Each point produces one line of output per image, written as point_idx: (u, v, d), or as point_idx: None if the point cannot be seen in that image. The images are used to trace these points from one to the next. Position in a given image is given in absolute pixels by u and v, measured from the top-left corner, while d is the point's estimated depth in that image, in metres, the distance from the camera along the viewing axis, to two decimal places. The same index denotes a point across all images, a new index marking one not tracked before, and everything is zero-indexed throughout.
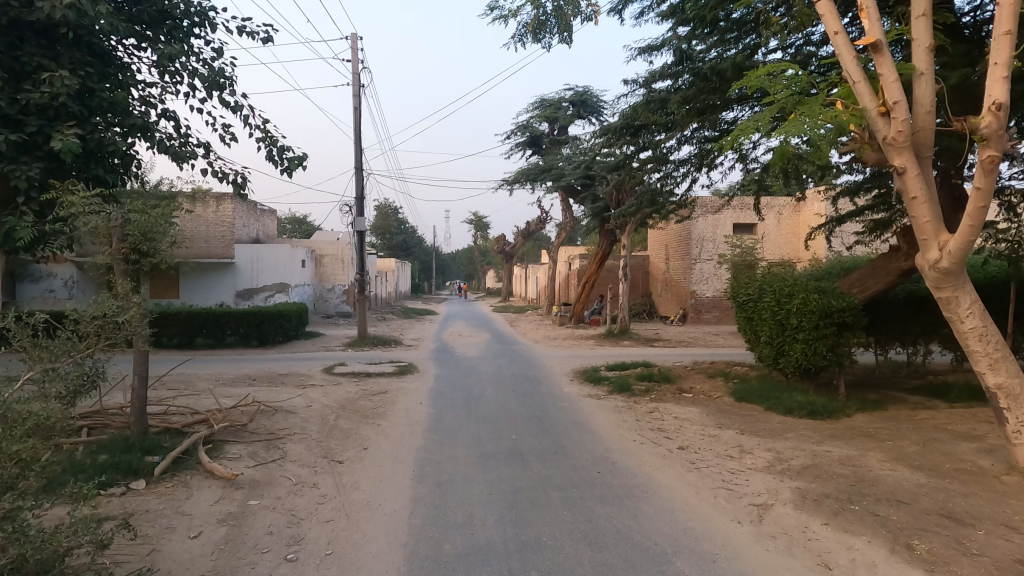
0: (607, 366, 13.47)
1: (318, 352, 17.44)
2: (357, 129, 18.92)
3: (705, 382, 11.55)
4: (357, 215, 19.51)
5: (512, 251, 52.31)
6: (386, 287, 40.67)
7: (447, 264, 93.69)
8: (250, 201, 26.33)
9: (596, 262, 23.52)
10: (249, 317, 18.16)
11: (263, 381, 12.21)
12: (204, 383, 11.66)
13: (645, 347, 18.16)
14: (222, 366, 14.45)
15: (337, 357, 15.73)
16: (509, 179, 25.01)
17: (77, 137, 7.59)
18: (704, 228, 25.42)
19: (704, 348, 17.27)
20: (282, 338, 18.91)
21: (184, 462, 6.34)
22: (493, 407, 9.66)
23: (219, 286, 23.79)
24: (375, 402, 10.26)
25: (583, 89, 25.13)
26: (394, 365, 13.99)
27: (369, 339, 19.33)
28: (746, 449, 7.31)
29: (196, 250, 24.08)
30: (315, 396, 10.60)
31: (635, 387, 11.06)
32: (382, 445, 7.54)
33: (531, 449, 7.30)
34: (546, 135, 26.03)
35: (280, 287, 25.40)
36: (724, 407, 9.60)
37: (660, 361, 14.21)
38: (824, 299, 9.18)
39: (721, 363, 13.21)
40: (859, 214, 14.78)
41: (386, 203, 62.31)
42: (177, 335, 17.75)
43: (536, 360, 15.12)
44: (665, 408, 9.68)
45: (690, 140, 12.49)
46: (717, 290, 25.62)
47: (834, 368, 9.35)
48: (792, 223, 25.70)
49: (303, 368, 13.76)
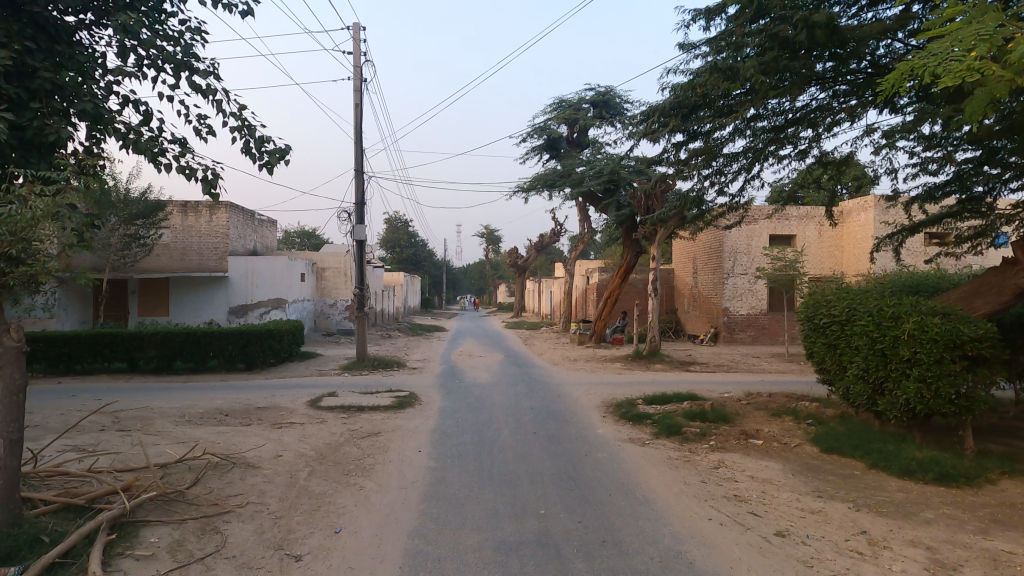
0: (645, 399, 11.31)
1: (310, 378, 15.42)
2: (358, 128, 17.11)
3: (774, 424, 9.31)
4: (357, 223, 17.60)
5: (524, 264, 50.28)
6: (393, 302, 38.76)
7: (458, 279, 91.98)
8: (248, 211, 24.60)
9: (621, 276, 21.40)
10: (235, 337, 16.17)
11: (235, 418, 10.21)
12: (162, 423, 9.62)
13: (681, 372, 15.94)
14: (198, 396, 12.44)
15: (329, 385, 13.72)
16: (524, 185, 23.03)
17: (10, 126, 5.78)
18: (737, 239, 23.30)
19: (751, 376, 14.99)
20: (272, 360, 16.98)
21: (61, 570, 4.27)
22: (511, 459, 7.50)
23: (211, 301, 22.01)
24: (363, 451, 8.12)
25: (605, 88, 23.33)
26: (393, 396, 11.90)
27: (368, 362, 17.32)
28: (877, 540, 5.14)
29: (188, 262, 22.35)
30: (290, 442, 8.50)
31: (688, 430, 8.87)
32: (362, 526, 5.46)
33: (569, 537, 5.14)
34: (565, 138, 23.98)
35: (277, 303, 23.55)
36: (811, 463, 7.41)
37: (707, 392, 12.00)
38: (948, 324, 7.05)
39: (782, 397, 11.02)
40: (935, 223, 12.54)
41: (395, 216, 60.78)
42: (154, 358, 15.83)
43: (559, 389, 12.97)
44: (733, 463, 7.48)
45: (745, 129, 10.51)
46: (752, 307, 23.40)
47: (960, 415, 7.15)
48: (835, 234, 23.47)
49: (286, 401, 11.69)
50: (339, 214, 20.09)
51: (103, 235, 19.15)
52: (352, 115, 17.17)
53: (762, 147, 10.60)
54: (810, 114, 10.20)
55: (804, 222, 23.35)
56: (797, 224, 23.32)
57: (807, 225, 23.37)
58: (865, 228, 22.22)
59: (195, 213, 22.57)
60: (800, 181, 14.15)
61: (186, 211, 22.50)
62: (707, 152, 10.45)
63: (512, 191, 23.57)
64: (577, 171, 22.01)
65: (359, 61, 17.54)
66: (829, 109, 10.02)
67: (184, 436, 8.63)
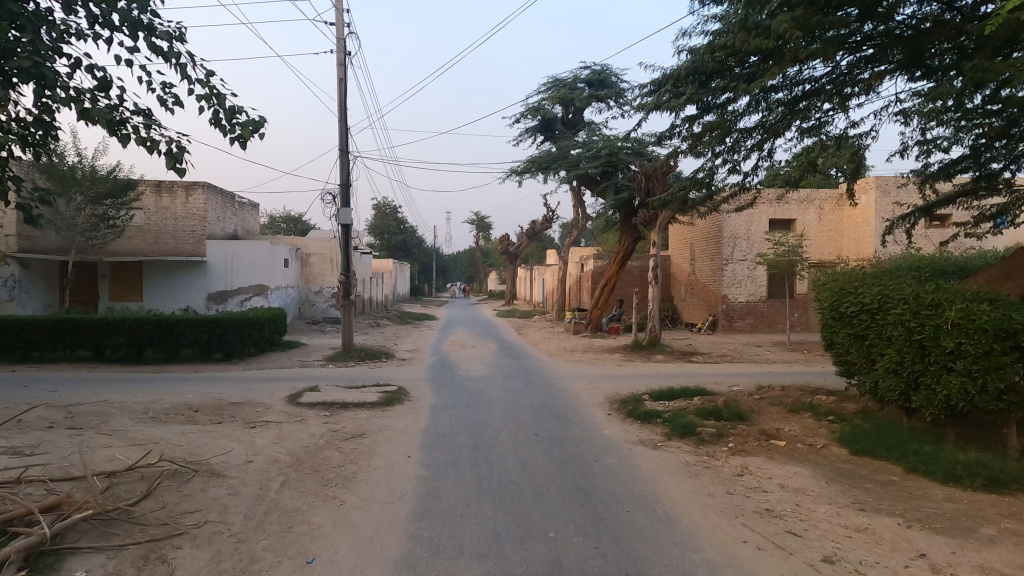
0: (651, 393, 10.54)
1: (291, 369, 14.49)
2: (342, 104, 16.07)
3: (794, 422, 8.56)
4: (341, 206, 16.61)
5: (515, 251, 49.41)
6: (381, 289, 37.71)
7: (448, 267, 90.94)
8: (227, 193, 23.44)
9: (617, 262, 20.59)
10: (210, 325, 15.17)
11: (204, 416, 9.30)
12: (120, 421, 8.66)
13: (682, 362, 15.22)
14: (166, 390, 11.49)
15: (311, 378, 12.83)
16: (517, 167, 22.07)
17: None
18: (736, 225, 22.54)
19: (757, 367, 14.28)
20: (252, 349, 16.01)
21: None
22: (510, 467, 6.70)
23: (188, 288, 20.96)
24: (344, 456, 7.26)
25: (601, 67, 22.38)
26: (380, 390, 11.03)
27: (354, 352, 16.42)
28: (943, 567, 4.39)
29: (164, 246, 21.25)
30: (261, 444, 7.62)
31: (703, 431, 8.09)
32: (339, 553, 4.63)
33: (585, 568, 4.35)
34: (559, 119, 23.01)
35: (259, 289, 22.46)
36: (844, 468, 6.66)
37: (715, 385, 11.27)
38: (999, 311, 6.27)
39: (797, 392, 10.30)
40: (951, 202, 11.78)
41: (384, 201, 59.52)
42: (123, 347, 14.84)
43: (556, 382, 12.18)
44: (758, 468, 6.71)
45: (760, 101, 9.69)
46: (751, 294, 22.72)
47: (1008, 413, 6.37)
48: (836, 218, 22.73)
49: (262, 396, 10.78)
50: (322, 197, 19.07)
51: (67, 212, 18.30)
52: (336, 89, 16.12)
53: (778, 121, 9.75)
54: (827, 85, 9.38)
55: (804, 207, 22.60)
56: (798, 209, 22.57)
57: (807, 209, 22.62)
58: (867, 212, 21.55)
59: (170, 194, 21.41)
60: (795, 167, 13.30)
61: (160, 192, 21.32)
62: (723, 128, 9.43)
63: (504, 174, 22.61)
64: (572, 153, 21.09)
65: (343, 33, 16.45)
66: (849, 79, 9.24)
67: (142, 436, 7.70)
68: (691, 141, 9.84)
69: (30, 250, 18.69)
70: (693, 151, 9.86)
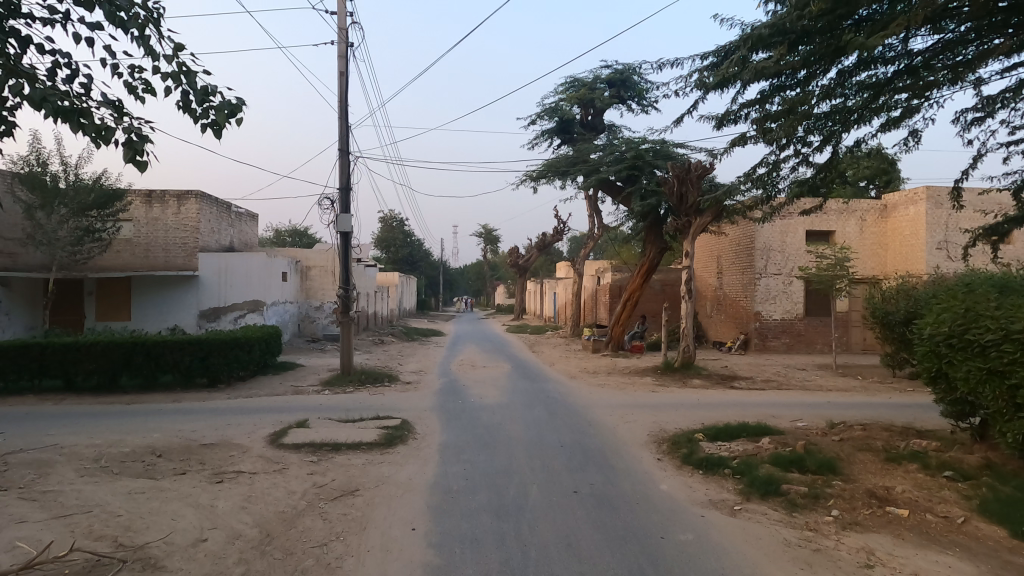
0: (705, 432, 8.79)
1: (283, 398, 12.79)
2: (343, 101, 14.57)
3: (904, 480, 6.74)
4: (341, 213, 15.02)
5: (525, 264, 47.88)
6: (387, 304, 36.13)
7: (456, 281, 89.54)
8: (223, 202, 21.94)
9: (641, 275, 18.92)
10: (194, 348, 13.48)
11: (167, 466, 7.57)
12: (60, 474, 6.95)
13: (725, 388, 13.44)
14: (133, 426, 9.81)
15: (303, 409, 11.12)
16: (533, 173, 20.46)
17: None
18: (770, 236, 20.79)
19: (814, 397, 12.44)
20: (240, 372, 14.29)
21: None
22: (553, 546, 4.99)
23: (179, 305, 19.24)
24: (331, 529, 5.51)
25: (623, 65, 20.84)
26: (381, 426, 9.30)
27: (354, 376, 14.71)
28: None
29: (154, 260, 19.75)
30: (225, 511, 5.87)
31: (791, 490, 6.32)
32: None
33: None
34: (579, 121, 21.41)
35: (254, 305, 20.82)
36: (1015, 559, 4.85)
37: (780, 424, 9.48)
38: None
39: (888, 434, 8.50)
40: None
41: (391, 214, 58.13)
42: (94, 374, 13.18)
43: (588, 415, 10.42)
44: (892, 556, 4.92)
45: (842, 81, 8.14)
46: (786, 311, 20.89)
47: None
48: (879, 231, 20.91)
49: (243, 435, 9.05)
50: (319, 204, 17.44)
51: (49, 225, 16.58)
52: (337, 84, 14.63)
53: (860, 109, 8.18)
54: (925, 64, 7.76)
55: (844, 218, 20.83)
56: (838, 220, 20.80)
57: (847, 220, 20.84)
58: (917, 223, 19.76)
59: (161, 204, 19.90)
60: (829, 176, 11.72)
61: (151, 202, 19.83)
62: (802, 112, 7.84)
63: (519, 180, 21.05)
64: (592, 157, 19.46)
65: (345, 23, 15.00)
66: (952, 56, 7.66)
67: (75, 500, 5.97)
68: (761, 127, 8.27)
69: (11, 267, 17.40)
70: (762, 139, 8.28)
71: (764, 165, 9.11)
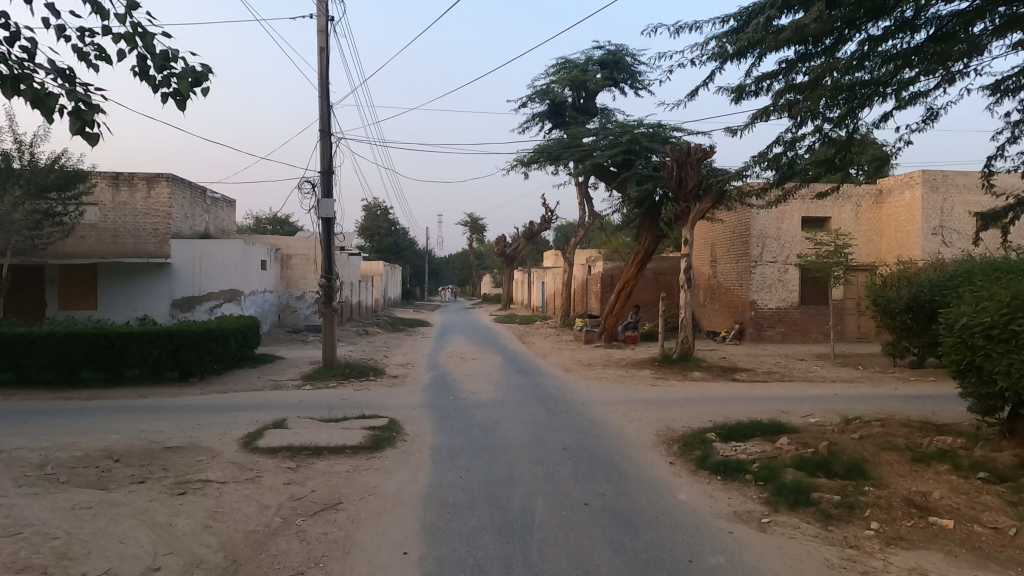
0: (717, 431, 8.18)
1: (260, 393, 11.96)
2: (323, 77, 13.66)
3: (939, 484, 6.18)
4: (322, 197, 14.15)
5: (513, 253, 47.16)
6: (371, 293, 35.21)
7: (441, 270, 88.50)
8: (198, 187, 20.86)
9: (636, 264, 18.32)
10: (162, 339, 12.56)
11: (124, 473, 6.77)
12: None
13: (727, 381, 12.91)
14: (91, 426, 8.95)
15: (280, 407, 10.32)
16: (524, 157, 19.69)
17: None
18: (765, 222, 20.28)
19: (821, 391, 11.89)
20: (213, 366, 13.39)
21: None
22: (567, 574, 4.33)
23: (150, 293, 18.18)
24: (307, 553, 4.78)
25: (616, 46, 20.09)
26: (366, 427, 8.56)
27: (337, 369, 13.92)
28: None
29: (123, 246, 18.68)
30: (185, 531, 5.12)
31: (822, 499, 5.72)
32: None
33: None
34: (571, 104, 20.65)
35: (231, 294, 19.84)
36: None
37: (793, 421, 8.92)
38: None
39: (909, 431, 7.98)
40: None
41: (375, 202, 56.92)
42: (53, 367, 12.24)
43: (588, 412, 9.76)
44: None
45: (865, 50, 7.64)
46: (782, 300, 20.44)
47: None
48: (873, 217, 20.49)
49: (212, 436, 8.25)
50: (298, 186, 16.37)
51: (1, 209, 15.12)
52: (316, 60, 13.70)
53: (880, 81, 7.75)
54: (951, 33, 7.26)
55: (839, 203, 20.39)
56: (833, 206, 20.34)
57: (841, 205, 20.40)
58: (911, 209, 19.31)
59: (129, 187, 18.79)
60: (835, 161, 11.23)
61: (118, 185, 18.72)
62: (828, 83, 7.56)
63: (509, 166, 20.28)
64: (585, 141, 18.69)
65: None
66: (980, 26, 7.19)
67: (9, 518, 5.17)
68: (785, 101, 7.97)
69: None
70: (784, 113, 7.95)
71: (781, 144, 8.70)
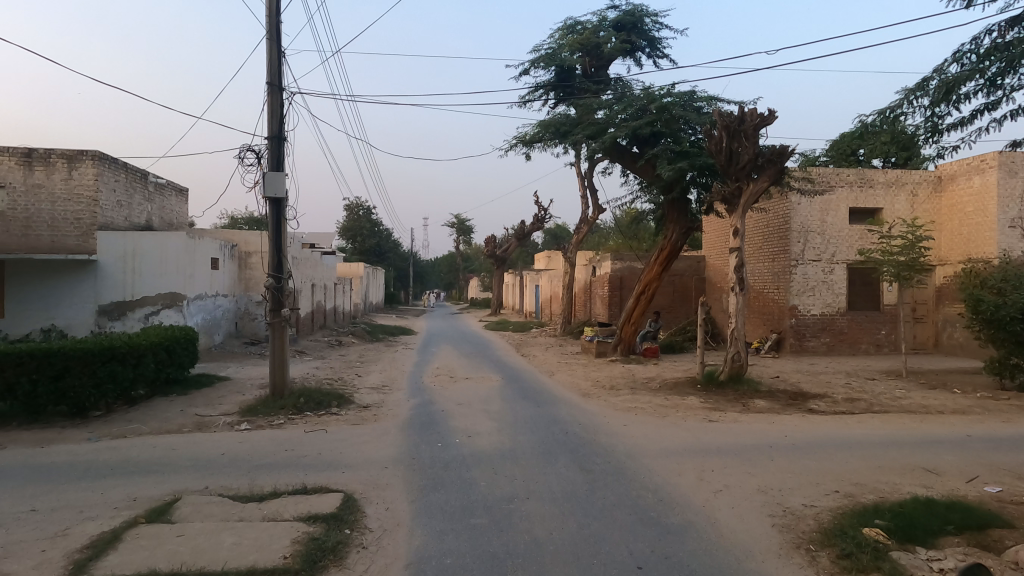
0: (884, 523, 5.01)
1: (175, 436, 8.55)
2: (272, 12, 10.34)
3: None
4: (270, 172, 10.81)
5: (503, 256, 43.92)
6: (349, 299, 31.75)
7: (427, 275, 84.93)
8: (137, 170, 17.37)
9: (663, 261, 15.32)
10: (37, 362, 9.04)
11: None
12: None
13: (804, 413, 9.84)
14: None
15: (187, 466, 6.94)
16: (526, 134, 16.51)
17: None
18: (809, 213, 17.27)
19: (944, 431, 8.67)
20: (118, 396, 9.90)
21: None
22: None
23: (71, 297, 14.88)
24: None
25: (633, 6, 17.03)
26: (305, 519, 5.22)
27: (290, 397, 10.57)
28: None
29: (35, 241, 15.12)
30: None
31: None
32: None
33: None
34: (580, 73, 17.51)
35: (172, 299, 15.70)
36: None
37: (975, 497, 5.81)
38: None
39: None
40: None
41: (358, 202, 53.34)
42: None
43: (647, 476, 6.54)
44: None
45: None
46: (827, 305, 17.44)
47: None
48: (932, 207, 17.66)
49: (38, 539, 4.85)
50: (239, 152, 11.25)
51: None
52: None
53: None
54: None
55: (893, 192, 17.46)
56: (885, 195, 17.41)
57: (894, 195, 17.49)
58: (980, 197, 16.48)
59: (44, 166, 15.20)
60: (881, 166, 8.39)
61: (30, 163, 15.18)
62: None
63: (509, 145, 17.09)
64: (599, 114, 15.43)
65: None
66: None
67: None
68: None
69: None
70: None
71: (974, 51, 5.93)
